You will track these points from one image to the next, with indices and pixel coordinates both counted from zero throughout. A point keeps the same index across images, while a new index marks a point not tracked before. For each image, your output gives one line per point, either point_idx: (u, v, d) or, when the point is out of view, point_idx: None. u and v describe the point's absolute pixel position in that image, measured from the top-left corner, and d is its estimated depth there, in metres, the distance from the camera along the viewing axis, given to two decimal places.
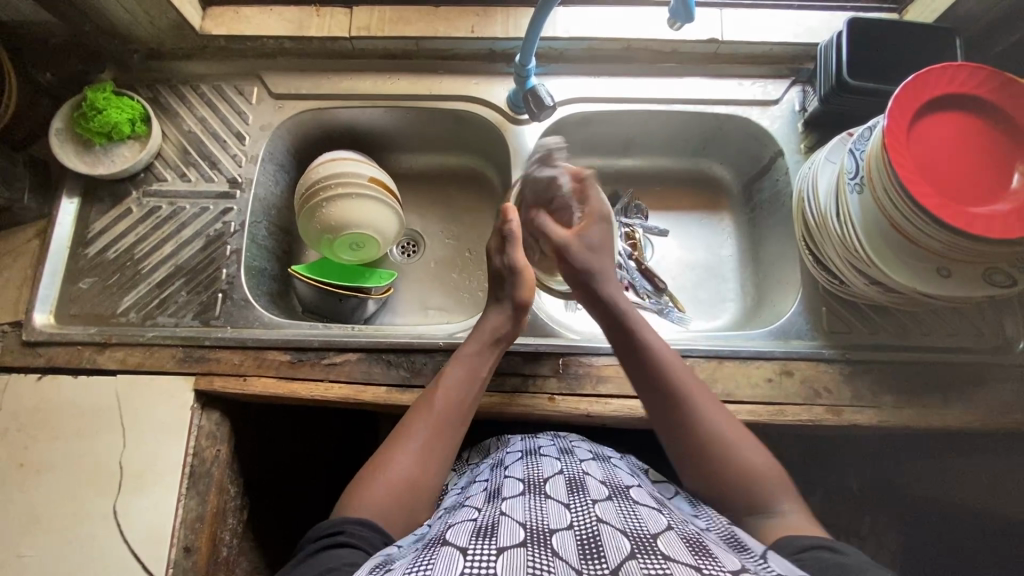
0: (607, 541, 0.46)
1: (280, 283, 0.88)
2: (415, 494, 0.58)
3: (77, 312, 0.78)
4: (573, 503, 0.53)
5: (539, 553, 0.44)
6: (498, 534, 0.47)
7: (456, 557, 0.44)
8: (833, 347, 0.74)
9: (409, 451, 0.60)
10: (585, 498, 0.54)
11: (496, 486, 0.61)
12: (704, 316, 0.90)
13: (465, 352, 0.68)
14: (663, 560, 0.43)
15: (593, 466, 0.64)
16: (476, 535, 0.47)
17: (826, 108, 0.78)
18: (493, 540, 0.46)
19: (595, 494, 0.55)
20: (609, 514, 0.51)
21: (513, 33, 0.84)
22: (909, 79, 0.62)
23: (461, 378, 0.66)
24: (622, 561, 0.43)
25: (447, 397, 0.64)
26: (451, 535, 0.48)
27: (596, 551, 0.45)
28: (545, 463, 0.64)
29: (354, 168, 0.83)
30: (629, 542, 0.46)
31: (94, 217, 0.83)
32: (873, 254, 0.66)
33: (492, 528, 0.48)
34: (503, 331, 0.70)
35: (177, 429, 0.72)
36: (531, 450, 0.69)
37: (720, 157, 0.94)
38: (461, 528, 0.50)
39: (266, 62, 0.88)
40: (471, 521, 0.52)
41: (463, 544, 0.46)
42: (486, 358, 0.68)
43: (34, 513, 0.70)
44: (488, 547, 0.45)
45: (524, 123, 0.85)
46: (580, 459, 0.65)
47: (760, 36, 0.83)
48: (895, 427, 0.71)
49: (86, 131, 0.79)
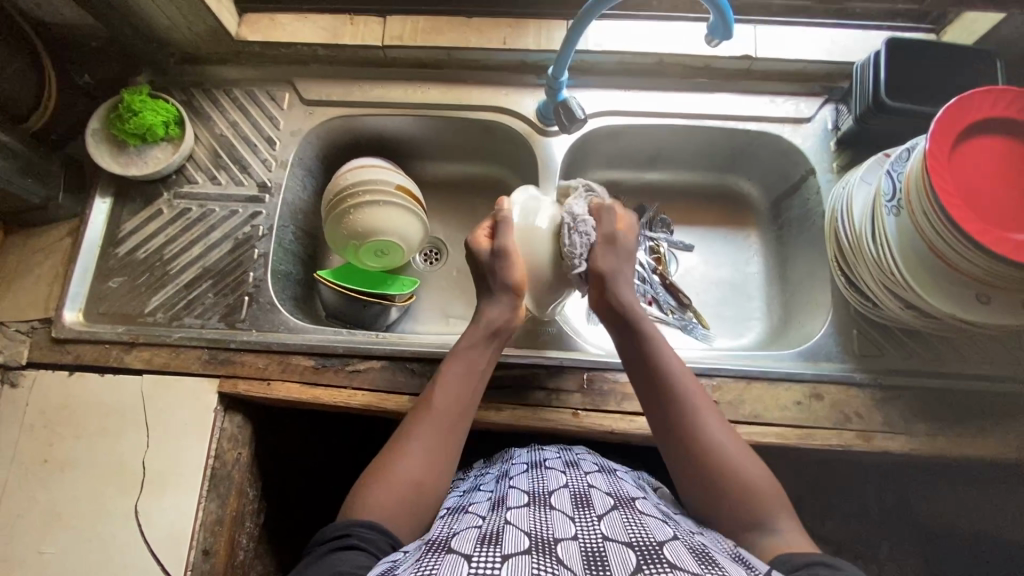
0: (613, 554, 0.45)
1: (305, 287, 0.89)
2: (421, 493, 0.57)
3: (105, 310, 0.79)
4: (579, 517, 0.52)
5: (543, 561, 0.43)
6: (502, 542, 0.46)
7: (461, 563, 0.43)
8: (864, 371, 0.73)
9: (416, 447, 0.59)
10: (590, 513, 0.53)
11: (500, 496, 0.60)
12: (729, 334, 0.89)
13: (462, 347, 0.67)
14: (668, 568, 0.42)
15: (599, 479, 0.64)
16: (482, 543, 0.46)
17: (860, 128, 0.77)
18: (498, 549, 0.45)
19: (600, 509, 0.54)
20: (614, 529, 0.50)
21: (546, 45, 0.84)
22: (953, 101, 0.61)
23: (462, 372, 0.66)
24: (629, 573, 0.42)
25: (451, 391, 0.64)
26: (456, 543, 0.47)
27: (602, 563, 0.44)
28: (552, 477, 0.63)
29: (381, 175, 0.83)
30: (634, 553, 0.44)
31: (125, 217, 0.84)
32: (910, 278, 0.65)
33: (497, 535, 0.48)
34: (501, 324, 0.69)
35: (199, 431, 0.72)
36: (537, 463, 0.68)
37: (749, 174, 0.93)
38: (466, 537, 0.49)
39: (298, 69, 0.89)
40: (476, 529, 0.51)
41: (468, 551, 0.45)
42: (483, 352, 0.68)
43: (56, 510, 0.70)
44: (493, 556, 0.43)
45: (553, 135, 0.85)
46: (586, 473, 0.65)
47: (794, 53, 0.82)
48: (927, 455, 0.69)
49: (121, 132, 0.80)
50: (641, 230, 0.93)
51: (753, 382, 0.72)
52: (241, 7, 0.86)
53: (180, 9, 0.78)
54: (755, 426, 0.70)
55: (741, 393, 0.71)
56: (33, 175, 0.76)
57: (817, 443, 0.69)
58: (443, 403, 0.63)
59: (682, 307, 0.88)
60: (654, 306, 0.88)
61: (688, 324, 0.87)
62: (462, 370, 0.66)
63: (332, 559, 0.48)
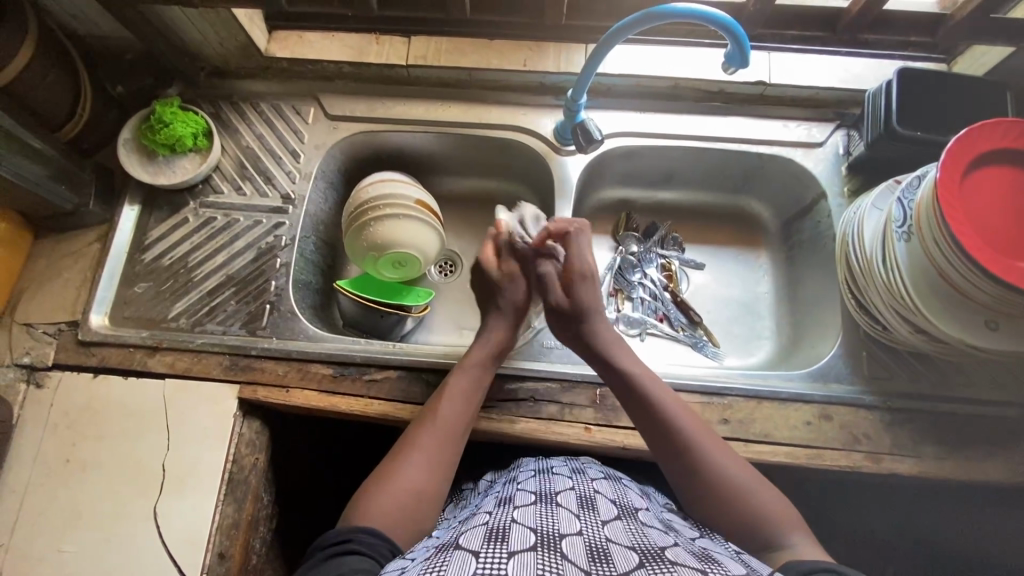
0: (616, 552, 0.47)
1: (323, 296, 0.91)
2: (419, 502, 0.58)
3: (130, 315, 0.81)
4: (583, 517, 0.54)
5: (548, 556, 0.44)
6: (509, 538, 0.47)
7: (469, 558, 0.44)
8: (874, 394, 0.74)
9: (418, 457, 0.61)
10: (595, 516, 0.55)
11: (507, 496, 0.61)
12: (738, 352, 0.90)
13: (468, 363, 0.71)
14: (671, 567, 0.44)
15: (604, 484, 0.65)
16: (489, 539, 0.48)
17: (871, 154, 0.79)
18: (504, 545, 0.46)
19: (605, 514, 0.56)
20: (617, 533, 0.51)
21: (565, 67, 0.87)
22: (963, 132, 0.63)
23: (465, 388, 0.68)
24: (632, 569, 0.44)
25: (451, 406, 0.66)
26: (464, 540, 0.49)
27: (606, 559, 0.45)
28: (558, 479, 0.64)
29: (400, 189, 0.85)
30: (638, 554, 0.46)
31: (152, 224, 0.86)
32: (920, 302, 0.66)
33: (504, 532, 0.49)
34: (504, 345, 0.73)
35: (218, 435, 0.74)
36: (544, 468, 0.69)
37: (761, 195, 0.95)
38: (474, 533, 0.50)
39: (324, 85, 0.91)
40: (483, 525, 0.52)
41: (476, 547, 0.46)
42: (487, 370, 0.71)
43: (77, 509, 0.72)
44: (499, 551, 0.45)
45: (569, 154, 0.87)
46: (591, 478, 0.66)
47: (807, 80, 0.85)
48: (936, 478, 0.70)
49: (152, 142, 0.83)
50: (652, 248, 0.95)
51: (763, 402, 0.73)
52: (271, 25, 0.90)
53: (214, 26, 0.81)
54: (765, 445, 0.71)
55: (751, 412, 0.72)
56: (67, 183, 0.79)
57: (827, 464, 0.70)
58: (444, 419, 0.65)
59: (692, 324, 0.89)
60: (665, 323, 0.89)
61: (698, 341, 0.88)
62: (462, 387, 0.68)
63: (333, 564, 0.49)
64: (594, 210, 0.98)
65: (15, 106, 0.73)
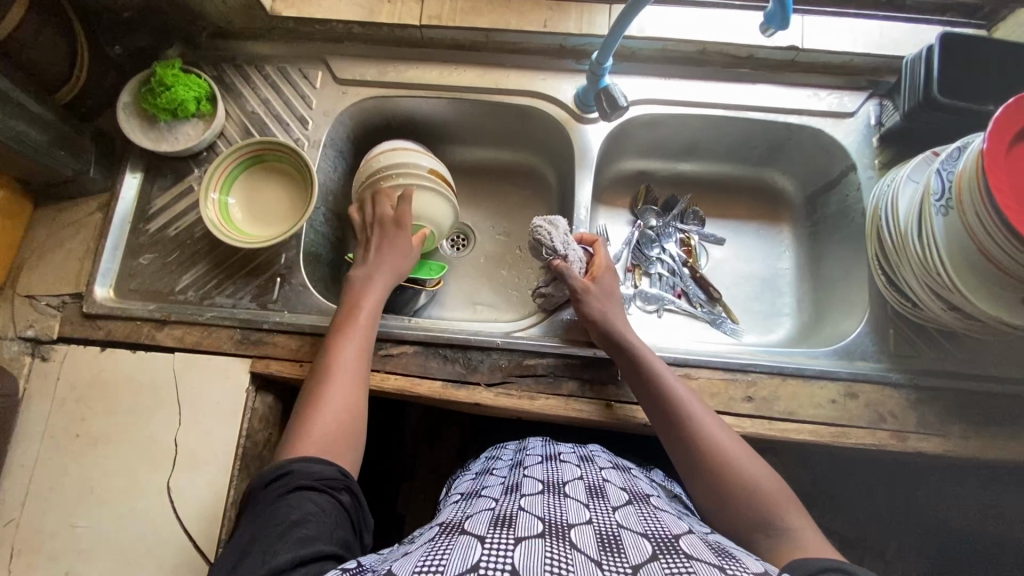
0: (628, 542, 0.46)
1: (334, 270, 0.88)
2: (346, 415, 0.61)
3: (136, 287, 0.79)
4: (593, 506, 0.53)
5: (557, 545, 0.43)
6: (516, 524, 0.46)
7: (474, 544, 0.43)
8: (900, 371, 0.72)
9: (337, 382, 0.63)
10: (604, 504, 0.54)
11: (513, 484, 0.60)
12: (758, 330, 0.88)
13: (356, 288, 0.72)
14: (686, 559, 0.43)
15: (613, 474, 0.64)
16: (495, 525, 0.46)
17: (907, 124, 0.76)
18: (511, 531, 0.45)
19: (615, 501, 0.55)
20: (629, 519, 0.51)
21: (587, 29, 0.83)
22: (1011, 101, 0.60)
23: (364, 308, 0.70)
24: (644, 561, 0.43)
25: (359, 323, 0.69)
26: (470, 524, 0.48)
27: (616, 548, 0.44)
28: (566, 468, 0.63)
29: (415, 158, 0.82)
30: (650, 544, 0.45)
31: (155, 193, 0.83)
32: (957, 279, 0.64)
33: (510, 519, 0.48)
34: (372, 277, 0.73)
35: (231, 410, 0.72)
36: (552, 456, 0.68)
37: (785, 167, 0.91)
38: (480, 518, 0.49)
39: (332, 47, 0.87)
40: (489, 511, 0.51)
41: (481, 533, 0.45)
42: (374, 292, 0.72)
43: (89, 484, 0.71)
44: (506, 537, 0.44)
45: (590, 122, 0.84)
46: (600, 467, 0.65)
47: (842, 45, 0.81)
48: (962, 457, 0.69)
49: (153, 107, 0.79)
50: (672, 222, 0.93)
51: (788, 379, 0.72)
52: None
53: None
54: (789, 423, 0.69)
55: (775, 390, 0.71)
56: (67, 148, 0.75)
57: (852, 442, 0.69)
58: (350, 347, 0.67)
59: (712, 301, 0.87)
60: (683, 299, 0.87)
61: (717, 318, 0.86)
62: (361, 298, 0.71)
63: (285, 503, 0.51)
64: (612, 181, 0.94)
65: (8, 64, 0.69)
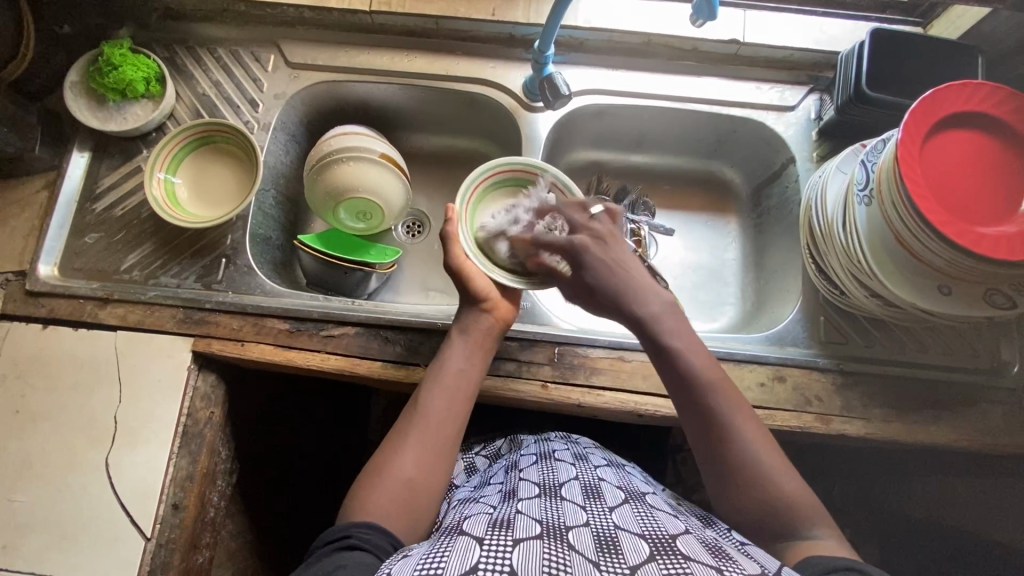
0: (626, 543, 0.48)
1: (284, 253, 0.89)
2: (414, 487, 0.59)
3: (80, 266, 0.79)
4: (589, 507, 0.55)
5: (555, 546, 0.45)
6: (513, 527, 0.48)
7: (473, 546, 0.45)
8: (827, 357, 0.75)
9: (406, 451, 0.61)
10: (601, 505, 0.56)
11: (511, 488, 0.62)
12: (702, 317, 0.90)
13: (454, 348, 0.68)
14: (683, 560, 0.44)
15: (608, 472, 0.66)
16: (493, 526, 0.49)
17: (841, 118, 0.78)
18: (508, 533, 0.47)
19: (611, 501, 0.57)
20: (625, 520, 0.52)
21: (534, 19, 0.84)
22: (926, 94, 0.62)
23: (457, 370, 0.66)
24: (641, 563, 0.44)
25: (448, 399, 0.64)
26: (468, 527, 0.50)
27: (614, 549, 0.46)
28: (561, 468, 0.65)
29: (366, 143, 0.83)
30: (648, 545, 0.47)
31: (103, 173, 0.83)
32: (876, 265, 0.66)
33: (508, 521, 0.50)
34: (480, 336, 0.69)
35: (173, 388, 0.73)
36: (546, 454, 0.70)
37: (732, 160, 0.93)
38: (478, 522, 0.51)
39: (284, 31, 0.87)
40: (487, 515, 0.53)
41: (480, 534, 0.47)
42: (475, 359, 0.68)
43: (28, 459, 0.71)
44: (505, 538, 0.46)
45: (539, 111, 0.85)
46: (595, 466, 0.67)
47: (782, 40, 0.83)
48: (883, 441, 0.71)
49: (101, 86, 0.79)
50: (623, 213, 0.92)
51: (719, 363, 0.74)
52: None
53: None
54: None
55: None
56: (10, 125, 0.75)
57: (778, 423, 0.71)
58: (433, 399, 0.64)
59: None
60: None
61: None
62: (451, 365, 0.67)
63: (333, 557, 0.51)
64: (565, 171, 0.96)
65: None
